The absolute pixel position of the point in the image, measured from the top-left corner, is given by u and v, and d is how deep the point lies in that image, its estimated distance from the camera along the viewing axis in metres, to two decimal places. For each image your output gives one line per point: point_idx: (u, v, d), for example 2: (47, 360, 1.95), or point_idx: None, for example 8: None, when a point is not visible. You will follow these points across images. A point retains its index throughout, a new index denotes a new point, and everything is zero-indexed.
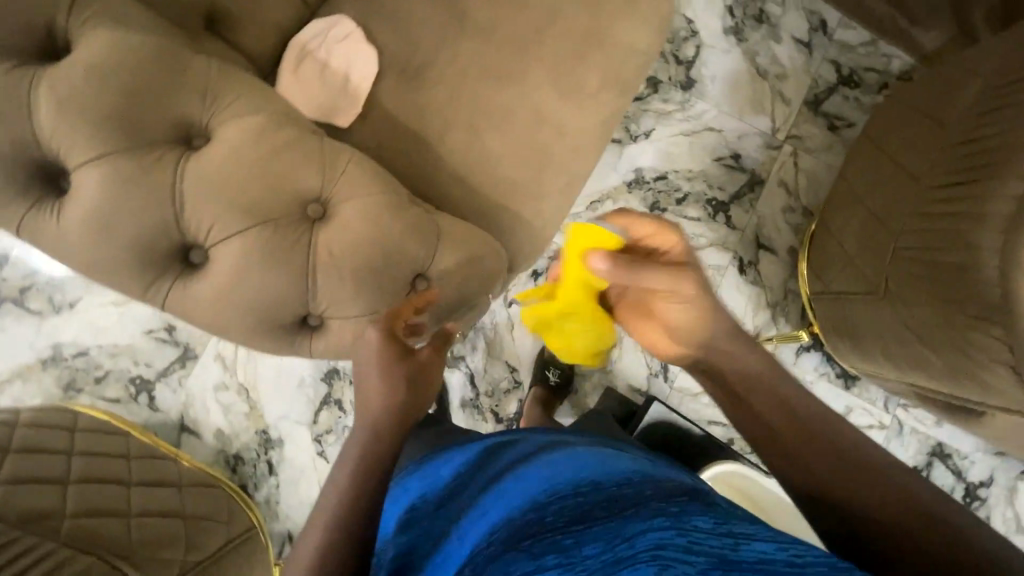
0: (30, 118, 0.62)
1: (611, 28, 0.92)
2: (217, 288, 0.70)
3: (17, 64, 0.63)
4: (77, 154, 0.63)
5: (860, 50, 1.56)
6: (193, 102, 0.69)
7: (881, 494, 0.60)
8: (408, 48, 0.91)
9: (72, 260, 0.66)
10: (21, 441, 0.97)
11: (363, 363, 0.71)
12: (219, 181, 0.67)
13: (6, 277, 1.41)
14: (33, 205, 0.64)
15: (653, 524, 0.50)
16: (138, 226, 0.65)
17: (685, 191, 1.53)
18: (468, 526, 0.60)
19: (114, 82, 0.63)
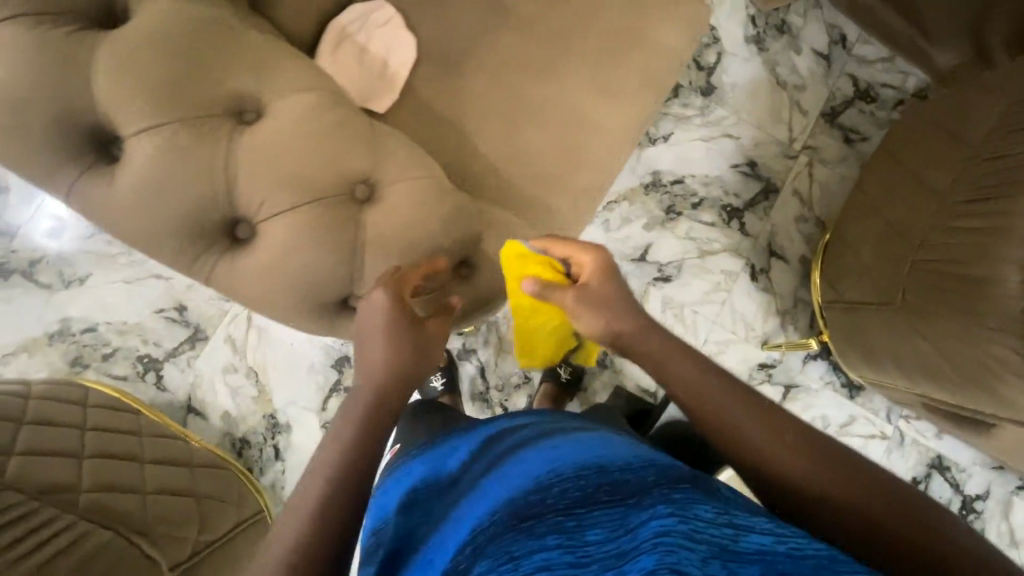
0: (90, 84, 0.61)
1: (651, 28, 0.93)
2: (263, 263, 0.68)
3: (77, 29, 0.62)
4: (132, 122, 0.62)
5: (878, 65, 1.59)
6: (246, 75, 0.67)
7: (878, 501, 0.56)
8: (447, 39, 0.91)
9: (122, 230, 0.65)
10: (35, 414, 0.96)
11: (370, 324, 0.70)
12: (273, 156, 0.66)
13: (17, 249, 1.39)
14: (85, 169, 0.64)
15: (656, 511, 0.50)
16: (191, 196, 0.64)
17: (701, 196, 1.54)
18: (468, 506, 0.61)
19: (173, 51, 0.63)
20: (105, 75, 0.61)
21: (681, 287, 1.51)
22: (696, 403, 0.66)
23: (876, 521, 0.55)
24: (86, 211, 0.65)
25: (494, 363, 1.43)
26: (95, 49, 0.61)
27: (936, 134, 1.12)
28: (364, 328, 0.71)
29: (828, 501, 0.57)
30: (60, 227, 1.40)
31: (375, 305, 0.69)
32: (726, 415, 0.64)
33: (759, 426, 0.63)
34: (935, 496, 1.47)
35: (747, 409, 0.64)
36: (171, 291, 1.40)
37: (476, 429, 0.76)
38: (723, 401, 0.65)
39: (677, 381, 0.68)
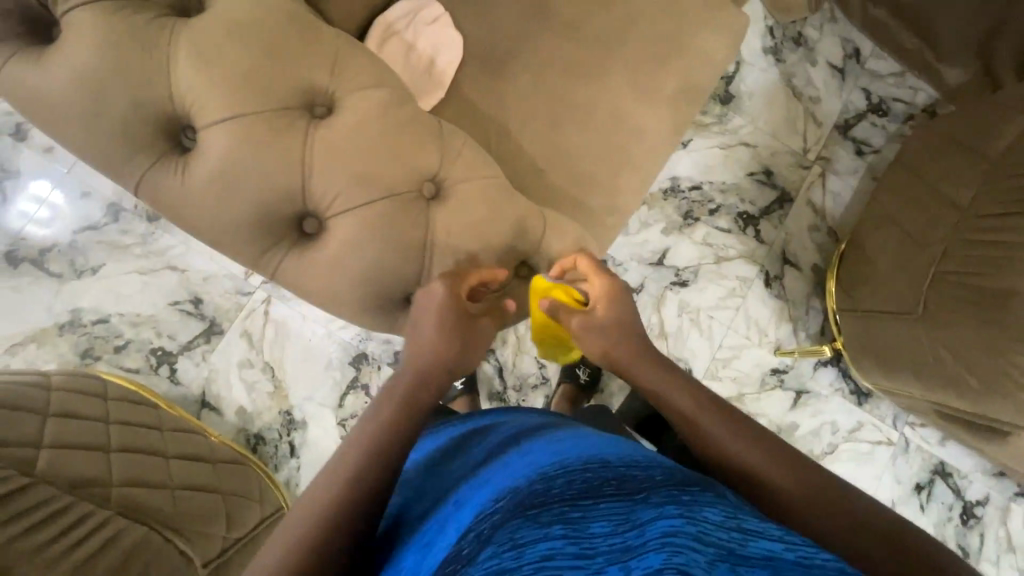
0: (168, 72, 0.58)
1: (693, 35, 0.94)
2: (330, 259, 0.67)
3: (156, 15, 0.59)
4: (210, 112, 0.59)
5: (889, 80, 1.59)
6: (320, 67, 0.65)
7: (863, 522, 0.56)
8: (491, 37, 0.91)
9: (191, 221, 0.63)
10: (58, 406, 0.92)
11: (420, 310, 0.70)
12: (346, 151, 0.64)
13: (27, 237, 1.35)
14: (158, 160, 0.61)
15: (663, 511, 0.48)
16: (264, 190, 0.62)
17: (718, 203, 1.56)
18: (463, 494, 0.57)
19: (250, 40, 0.60)
20: (185, 62, 0.58)
21: (697, 292, 1.52)
22: (691, 422, 0.68)
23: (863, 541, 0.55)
24: (154, 200, 0.63)
25: (512, 364, 1.42)
26: (172, 33, 0.59)
27: (955, 149, 1.16)
28: (414, 314, 0.71)
29: (813, 519, 0.58)
30: (73, 216, 1.36)
31: (432, 297, 0.68)
32: (716, 433, 0.66)
33: (748, 444, 0.64)
34: (938, 502, 1.49)
35: (737, 428, 0.66)
36: (186, 284, 1.38)
37: (474, 422, 0.74)
38: (716, 420, 0.67)
39: (675, 399, 0.71)
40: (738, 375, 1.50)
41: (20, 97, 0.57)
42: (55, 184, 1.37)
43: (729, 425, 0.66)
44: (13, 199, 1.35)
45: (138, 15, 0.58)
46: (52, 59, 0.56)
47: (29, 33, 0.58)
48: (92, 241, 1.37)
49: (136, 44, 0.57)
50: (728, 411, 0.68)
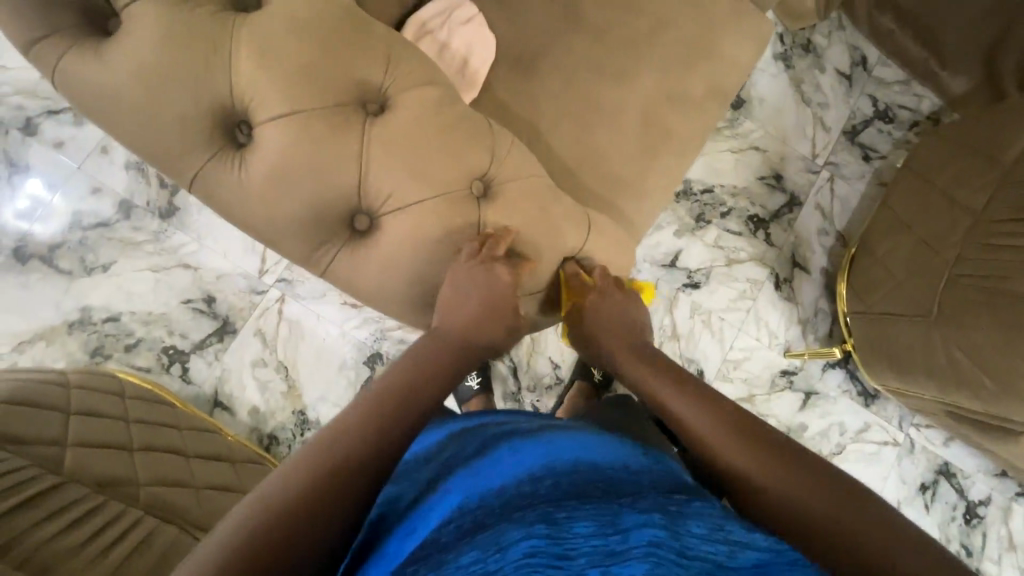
0: (229, 68, 0.58)
1: (721, 40, 0.96)
2: (383, 257, 0.68)
3: (217, 10, 0.59)
4: (269, 108, 0.59)
5: (895, 87, 1.60)
6: (374, 65, 0.64)
7: (859, 522, 0.55)
8: (522, 39, 0.92)
9: (243, 217, 0.63)
10: (79, 404, 0.90)
11: (463, 291, 0.69)
12: (401, 148, 0.64)
13: (37, 233, 1.32)
14: (215, 154, 0.61)
15: (648, 518, 0.48)
16: (320, 188, 0.62)
17: (729, 206, 1.55)
18: (452, 484, 0.56)
19: (309, 36, 0.60)
20: (246, 59, 0.58)
21: (709, 294, 1.52)
22: (689, 429, 0.69)
23: (855, 541, 0.54)
24: (208, 194, 0.63)
25: (527, 363, 1.42)
26: (233, 28, 0.58)
27: (973, 157, 1.18)
28: (449, 298, 0.70)
29: (804, 520, 0.57)
30: (83, 213, 1.34)
31: (476, 279, 0.69)
32: (712, 438, 0.67)
33: (742, 448, 0.65)
34: (942, 501, 1.51)
35: (733, 431, 0.66)
36: (199, 282, 1.36)
37: (477, 417, 0.72)
38: (716, 425, 0.68)
39: (678, 405, 0.72)
40: (748, 377, 1.51)
41: (78, 91, 0.57)
42: (66, 181, 1.34)
43: (723, 429, 0.67)
44: (21, 194, 1.32)
45: (198, 9, 0.58)
46: (115, 50, 0.56)
47: (85, 24, 0.58)
48: (102, 238, 1.35)
49: (197, 39, 0.57)
50: (727, 414, 0.69)
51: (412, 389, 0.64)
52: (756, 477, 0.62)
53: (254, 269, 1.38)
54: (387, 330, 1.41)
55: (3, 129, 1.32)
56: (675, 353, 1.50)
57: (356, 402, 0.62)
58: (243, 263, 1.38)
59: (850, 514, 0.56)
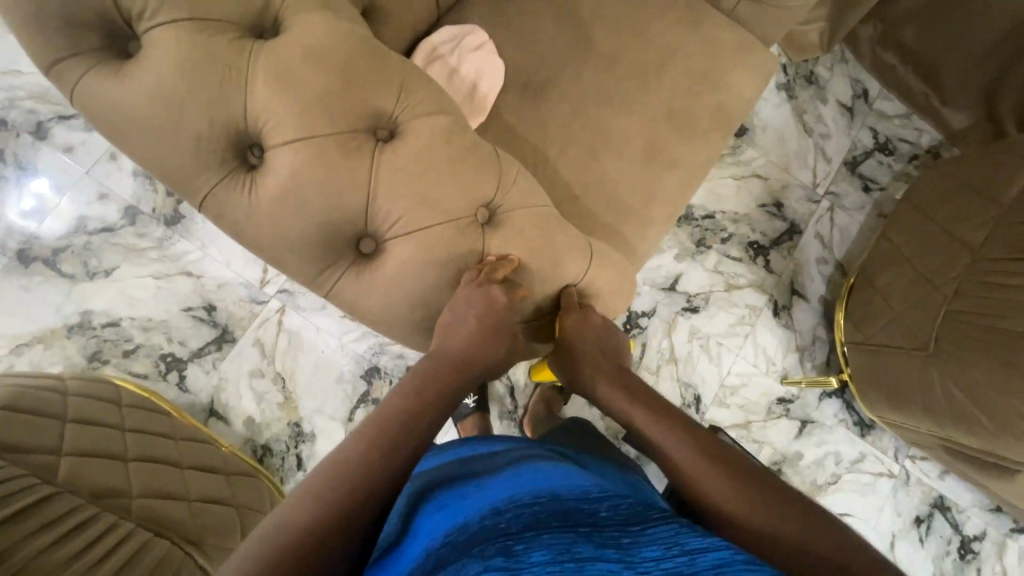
0: (245, 94, 0.59)
1: (726, 74, 0.99)
2: (389, 279, 0.69)
3: (236, 36, 0.60)
4: (282, 133, 0.61)
5: (896, 120, 1.61)
6: (387, 91, 0.66)
7: (847, 556, 0.56)
8: (531, 65, 0.94)
9: (251, 235, 0.64)
10: (76, 412, 0.89)
11: (464, 316, 0.70)
12: (410, 174, 0.65)
13: (42, 235, 1.33)
14: (226, 175, 0.62)
15: (603, 553, 0.49)
16: (330, 211, 0.63)
17: (730, 232, 1.56)
18: (419, 524, 0.58)
19: (324, 64, 0.61)
20: (261, 86, 0.59)
21: (708, 318, 1.53)
22: (674, 468, 0.68)
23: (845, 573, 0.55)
24: (219, 214, 0.64)
25: (523, 384, 1.40)
26: (250, 54, 0.60)
27: (972, 195, 1.20)
28: (450, 322, 0.71)
29: (795, 558, 0.57)
30: (89, 218, 1.35)
31: (472, 303, 0.69)
32: (699, 473, 0.66)
33: (729, 480, 0.64)
34: (937, 535, 1.50)
35: (714, 464, 0.66)
36: (200, 290, 1.37)
37: (451, 451, 0.73)
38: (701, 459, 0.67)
39: (661, 439, 0.71)
40: (745, 403, 1.51)
41: (96, 111, 0.58)
42: (74, 186, 1.35)
43: (708, 461, 0.67)
44: (29, 198, 1.33)
45: (219, 35, 0.59)
46: (134, 73, 0.57)
47: (105, 44, 0.59)
48: (107, 242, 1.35)
49: (216, 64, 0.58)
50: (706, 447, 0.68)
51: (410, 417, 0.65)
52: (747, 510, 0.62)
53: (255, 279, 1.39)
54: (385, 345, 1.41)
55: (14, 132, 1.34)
56: (673, 377, 1.50)
57: (355, 431, 0.63)
58: (246, 272, 1.39)
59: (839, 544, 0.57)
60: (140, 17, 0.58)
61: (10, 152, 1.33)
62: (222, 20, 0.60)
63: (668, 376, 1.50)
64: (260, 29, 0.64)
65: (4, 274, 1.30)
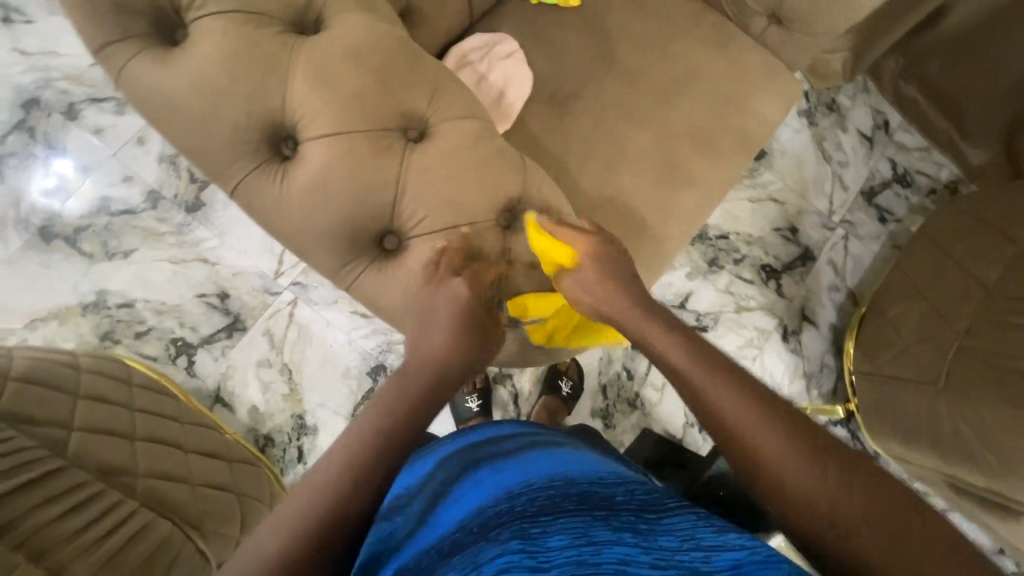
0: (285, 86, 0.61)
1: (750, 97, 1.00)
2: (409, 277, 0.70)
3: (280, 31, 0.62)
4: (316, 126, 0.62)
5: (915, 153, 1.61)
6: (420, 94, 0.67)
7: (858, 496, 0.50)
8: (559, 76, 0.95)
9: (279, 225, 0.65)
10: (88, 388, 0.91)
11: (438, 309, 0.68)
12: (437, 176, 0.67)
13: (64, 214, 1.35)
14: (259, 165, 0.63)
15: (619, 537, 0.50)
16: (358, 207, 0.64)
17: (743, 254, 1.56)
18: (440, 515, 0.59)
19: (362, 63, 0.63)
20: (301, 80, 0.61)
21: (716, 338, 1.52)
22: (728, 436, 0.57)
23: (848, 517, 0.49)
24: (249, 203, 0.65)
25: (528, 392, 1.39)
26: (292, 50, 0.61)
27: (989, 232, 1.19)
28: (429, 314, 0.68)
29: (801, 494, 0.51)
30: (111, 199, 1.37)
31: (453, 296, 0.68)
32: (762, 442, 0.54)
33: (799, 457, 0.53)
34: None
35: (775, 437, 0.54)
36: (215, 278, 1.38)
37: (464, 436, 0.73)
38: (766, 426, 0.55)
39: (722, 396, 0.58)
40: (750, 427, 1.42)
41: (139, 95, 0.60)
42: (99, 167, 1.37)
43: (775, 429, 0.55)
44: (55, 177, 1.35)
45: (262, 29, 0.60)
46: (179, 60, 0.59)
47: (153, 31, 0.61)
48: (128, 223, 1.37)
49: (260, 57, 0.59)
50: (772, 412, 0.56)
51: (411, 408, 0.63)
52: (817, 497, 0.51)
53: (270, 269, 1.40)
54: (393, 343, 1.42)
55: (47, 111, 1.37)
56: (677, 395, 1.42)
57: (357, 422, 0.61)
58: (261, 263, 1.40)
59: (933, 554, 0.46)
60: (189, 8, 0.60)
61: (41, 130, 1.36)
62: (267, 15, 0.61)
63: (670, 394, 1.42)
64: (303, 26, 0.65)
65: (26, 249, 1.33)
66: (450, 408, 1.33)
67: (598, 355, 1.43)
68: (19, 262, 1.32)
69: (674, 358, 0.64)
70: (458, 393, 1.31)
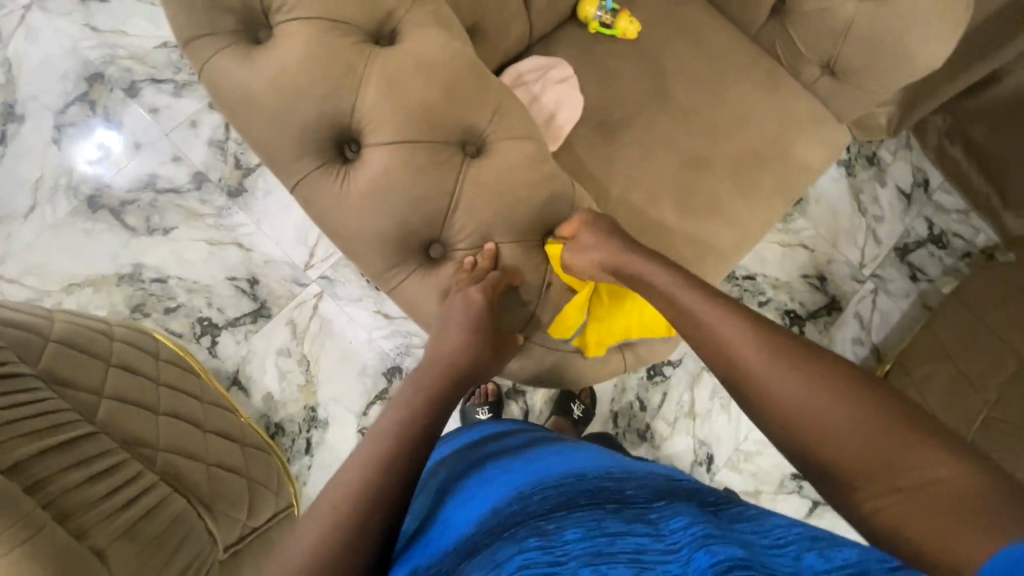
0: (357, 91, 0.63)
1: (797, 144, 1.01)
2: (449, 286, 0.72)
3: (358, 39, 0.64)
4: (381, 132, 0.64)
5: (953, 214, 1.59)
6: (482, 111, 0.69)
7: (900, 442, 0.50)
8: (609, 105, 0.97)
9: (332, 222, 0.67)
10: (119, 357, 0.93)
11: (456, 316, 0.69)
12: (490, 193, 0.69)
13: (111, 186, 1.40)
14: (321, 165, 0.66)
15: (632, 528, 0.51)
16: (411, 215, 0.66)
17: (769, 296, 1.55)
18: (451, 514, 0.60)
19: (432, 77, 0.65)
20: (373, 87, 0.63)
21: None
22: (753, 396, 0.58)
23: (896, 466, 0.50)
24: (307, 199, 0.67)
25: (539, 410, 1.39)
26: (368, 58, 0.64)
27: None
28: (447, 321, 0.70)
29: (847, 454, 0.52)
30: (159, 176, 1.41)
31: (470, 304, 0.69)
32: (808, 414, 0.54)
33: (828, 404, 0.54)
34: None
35: (798, 389, 0.55)
36: (248, 263, 1.41)
37: (467, 434, 0.75)
38: (788, 378, 0.56)
39: (753, 364, 0.59)
40: (757, 471, 1.39)
41: (218, 87, 0.63)
42: (151, 144, 1.42)
43: (806, 382, 0.55)
44: (107, 150, 1.41)
45: (344, 36, 0.63)
46: (261, 59, 0.62)
47: (240, 29, 0.64)
48: (171, 201, 1.41)
49: (339, 62, 0.62)
50: (796, 364, 0.57)
51: (412, 417, 0.62)
52: (846, 443, 0.52)
53: (300, 261, 1.43)
54: (411, 347, 1.43)
55: (109, 86, 1.42)
56: (688, 431, 1.40)
57: (371, 433, 0.62)
58: (293, 253, 1.43)
59: (973, 482, 0.46)
60: (276, 10, 0.63)
61: (101, 103, 1.42)
62: (348, 23, 0.64)
63: (682, 430, 1.41)
64: (380, 36, 0.68)
65: (72, 216, 1.38)
66: (461, 418, 1.34)
67: (613, 383, 1.42)
68: (64, 227, 1.37)
69: (718, 327, 0.62)
70: (469, 404, 1.31)
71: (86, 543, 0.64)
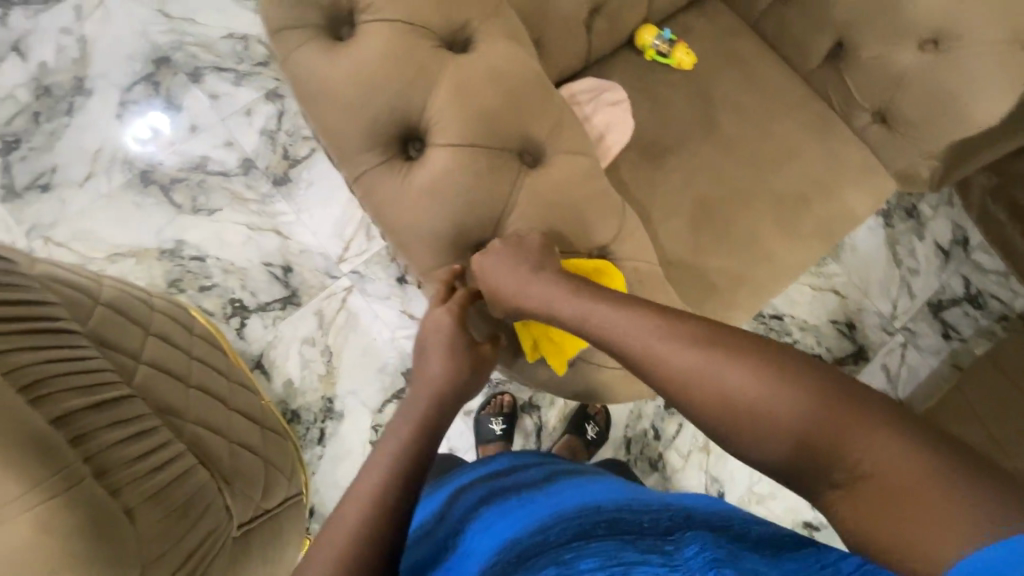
0: (429, 92, 0.66)
1: (842, 188, 1.01)
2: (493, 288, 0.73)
3: (435, 44, 0.67)
4: (447, 132, 0.66)
5: (991, 276, 1.57)
6: (543, 124, 0.71)
7: (926, 467, 0.46)
8: (658, 131, 0.98)
9: (387, 216, 0.69)
10: (158, 327, 0.96)
11: (429, 339, 0.71)
12: (541, 203, 0.71)
13: (163, 164, 1.45)
14: (385, 160, 0.68)
15: (647, 558, 0.50)
16: (465, 215, 0.68)
17: (795, 338, 1.53)
18: (469, 545, 0.60)
19: (500, 86, 0.68)
20: (446, 89, 0.66)
21: None
22: (761, 427, 0.54)
23: (921, 492, 0.45)
24: (365, 191, 0.70)
25: (552, 427, 1.39)
26: (443, 62, 0.66)
27: None
28: (422, 347, 0.72)
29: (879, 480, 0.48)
30: (210, 159, 1.47)
31: (440, 325, 0.70)
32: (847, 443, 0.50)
33: (827, 421, 0.51)
34: None
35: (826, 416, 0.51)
36: (284, 250, 1.45)
37: (487, 467, 0.77)
38: (818, 409, 0.52)
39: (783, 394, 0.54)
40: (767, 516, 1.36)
41: (296, 76, 0.66)
42: (206, 128, 1.48)
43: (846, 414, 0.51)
44: (161, 131, 1.46)
45: (421, 39, 0.66)
46: (341, 55, 0.65)
47: (325, 26, 0.67)
48: (218, 183, 1.46)
49: (415, 63, 0.65)
50: (790, 377, 0.54)
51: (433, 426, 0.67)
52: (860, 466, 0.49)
53: (335, 253, 1.46)
54: None
55: (174, 70, 1.49)
56: (700, 466, 1.38)
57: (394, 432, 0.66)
58: (329, 245, 1.46)
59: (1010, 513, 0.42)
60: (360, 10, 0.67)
61: (165, 86, 1.48)
62: (426, 28, 0.67)
63: (694, 463, 1.39)
64: (452, 44, 0.70)
65: (125, 188, 1.43)
66: (474, 426, 1.34)
67: (629, 409, 1.41)
68: (116, 198, 1.43)
69: None
70: (484, 413, 1.32)
71: (119, 500, 0.65)
